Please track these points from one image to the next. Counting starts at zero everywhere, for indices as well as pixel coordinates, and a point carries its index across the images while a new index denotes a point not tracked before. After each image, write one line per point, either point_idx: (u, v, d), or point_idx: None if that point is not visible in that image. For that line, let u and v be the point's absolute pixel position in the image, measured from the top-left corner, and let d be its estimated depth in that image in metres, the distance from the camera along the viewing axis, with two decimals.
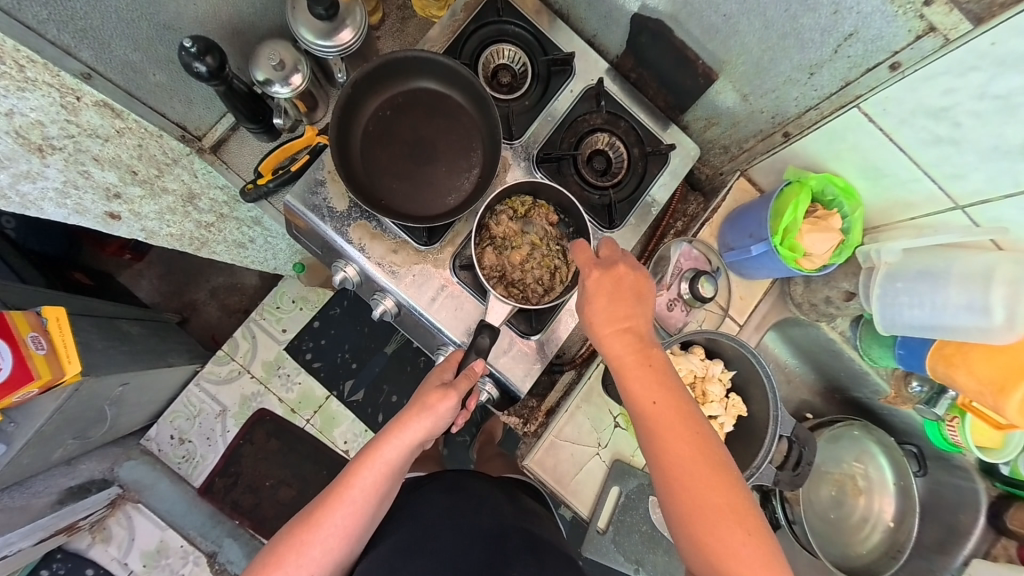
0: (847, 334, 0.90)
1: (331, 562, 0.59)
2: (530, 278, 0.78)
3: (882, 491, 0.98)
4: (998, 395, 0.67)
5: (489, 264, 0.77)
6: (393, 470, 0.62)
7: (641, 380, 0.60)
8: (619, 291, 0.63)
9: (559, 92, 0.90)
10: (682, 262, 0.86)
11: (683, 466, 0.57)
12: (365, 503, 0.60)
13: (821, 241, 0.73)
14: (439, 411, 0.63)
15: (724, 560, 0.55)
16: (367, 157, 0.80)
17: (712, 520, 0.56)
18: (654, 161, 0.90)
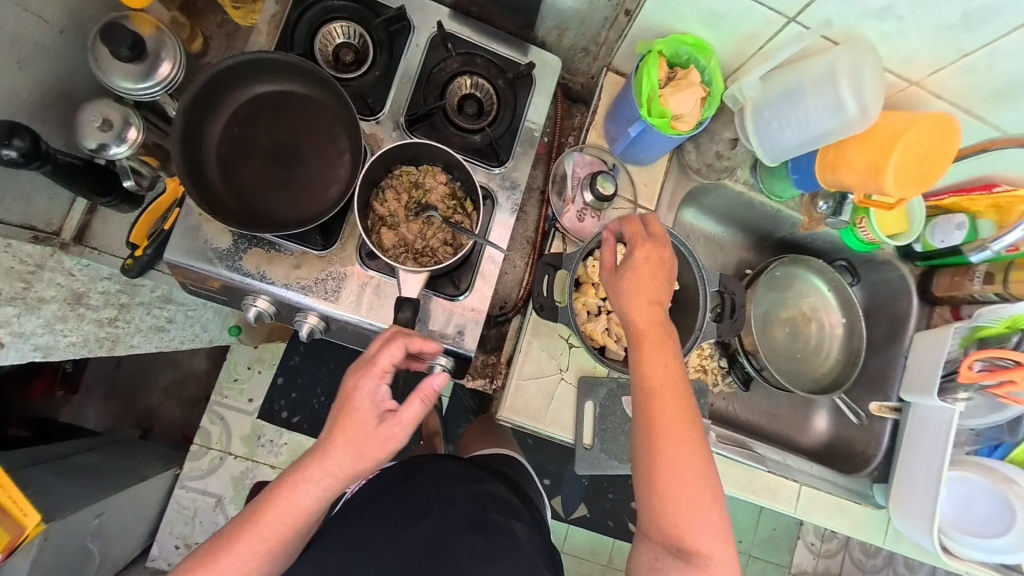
0: (751, 182, 0.96)
1: None
2: (435, 239, 0.77)
3: (828, 310, 1.08)
4: (876, 176, 0.72)
5: (391, 243, 0.75)
6: (312, 506, 0.64)
7: (656, 364, 0.65)
8: (657, 267, 0.69)
9: (405, 51, 0.86)
10: (578, 172, 0.90)
11: (665, 404, 0.64)
12: (277, 538, 0.64)
13: (683, 101, 0.76)
14: (365, 451, 0.64)
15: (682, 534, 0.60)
16: (232, 180, 0.74)
17: (673, 470, 0.61)
18: (522, 86, 0.89)
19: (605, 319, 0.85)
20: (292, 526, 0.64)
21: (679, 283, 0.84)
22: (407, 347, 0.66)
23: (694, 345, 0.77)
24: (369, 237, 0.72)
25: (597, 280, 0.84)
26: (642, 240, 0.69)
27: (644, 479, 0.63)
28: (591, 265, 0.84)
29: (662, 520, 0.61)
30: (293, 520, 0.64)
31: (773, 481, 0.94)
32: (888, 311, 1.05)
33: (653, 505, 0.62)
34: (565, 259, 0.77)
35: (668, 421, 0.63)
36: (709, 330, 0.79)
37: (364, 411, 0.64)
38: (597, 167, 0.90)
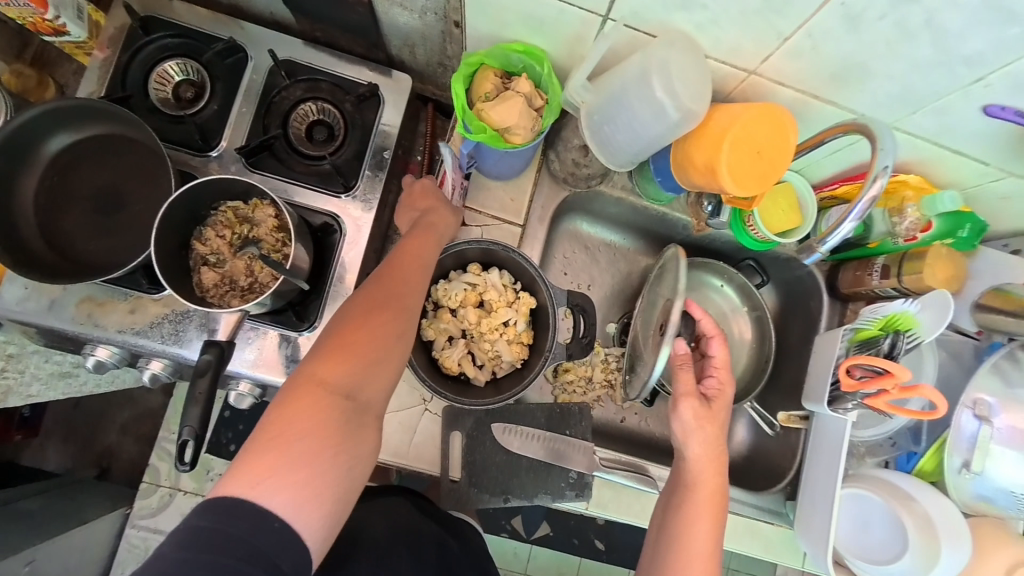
0: (629, 186, 0.91)
1: (339, 409, 0.55)
2: (264, 277, 0.74)
3: (736, 316, 1.01)
4: (699, 176, 0.68)
5: (213, 282, 0.72)
6: (384, 330, 0.59)
7: (705, 533, 0.71)
8: (715, 436, 0.75)
9: (243, 83, 0.84)
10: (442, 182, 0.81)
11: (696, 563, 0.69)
12: (382, 342, 0.59)
13: (504, 108, 0.70)
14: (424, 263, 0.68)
15: None
16: (53, 231, 0.73)
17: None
18: (369, 107, 0.87)
19: (462, 344, 0.80)
20: (361, 365, 0.57)
21: (537, 300, 0.79)
22: (207, 392, 0.62)
23: (546, 366, 0.74)
24: (182, 278, 0.70)
25: (447, 303, 0.79)
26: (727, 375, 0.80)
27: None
28: (442, 288, 0.79)
29: None
30: (370, 344, 0.58)
31: None
32: (800, 310, 0.97)
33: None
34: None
35: (709, 524, 0.71)
36: (558, 351, 0.75)
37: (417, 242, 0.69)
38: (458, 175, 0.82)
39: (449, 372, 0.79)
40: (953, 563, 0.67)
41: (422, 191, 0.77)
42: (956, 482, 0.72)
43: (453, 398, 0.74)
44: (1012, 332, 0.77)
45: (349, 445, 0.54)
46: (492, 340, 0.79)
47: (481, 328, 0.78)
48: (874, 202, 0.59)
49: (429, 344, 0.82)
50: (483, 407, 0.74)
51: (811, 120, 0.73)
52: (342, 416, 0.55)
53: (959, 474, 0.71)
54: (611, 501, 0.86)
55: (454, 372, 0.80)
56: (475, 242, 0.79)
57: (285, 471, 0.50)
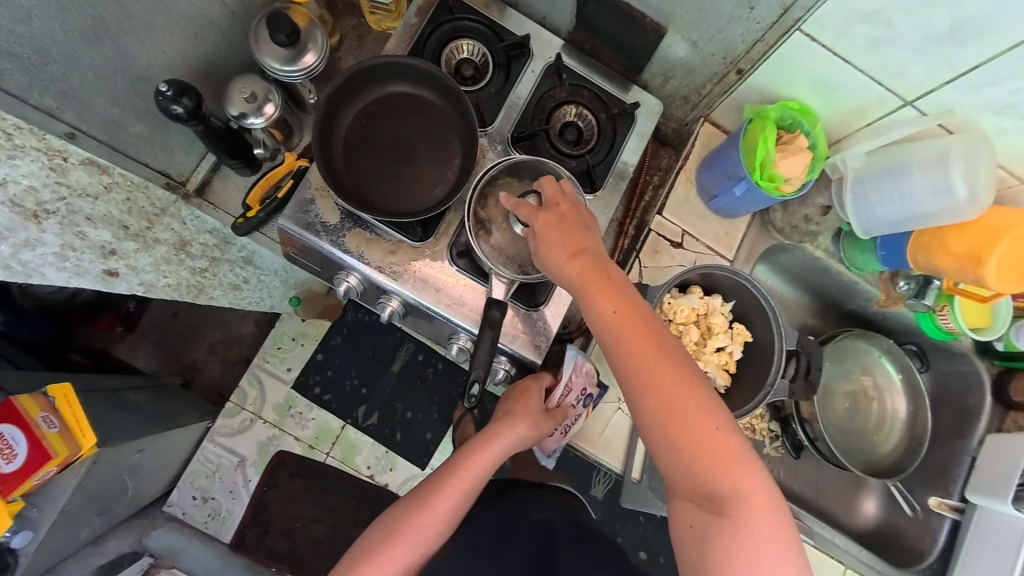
0: (831, 249, 0.97)
1: (437, 537, 0.78)
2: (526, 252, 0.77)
3: (892, 391, 1.05)
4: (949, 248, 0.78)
5: (488, 247, 0.78)
6: (449, 514, 0.79)
7: (617, 328, 0.63)
8: (596, 270, 0.66)
9: (521, 75, 0.93)
10: (573, 379, 0.88)
11: (646, 369, 0.61)
12: (472, 478, 0.80)
13: (797, 163, 0.78)
14: (536, 426, 0.84)
15: (700, 468, 0.59)
16: (351, 165, 0.81)
17: (683, 422, 0.60)
18: (622, 122, 0.95)
19: None
20: (440, 496, 0.79)
21: (752, 335, 0.86)
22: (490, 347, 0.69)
23: (762, 400, 0.78)
24: (472, 240, 0.75)
25: (672, 316, 0.84)
26: (578, 269, 0.66)
27: (682, 467, 0.60)
28: (670, 302, 0.84)
29: (675, 451, 0.60)
30: (467, 470, 0.80)
31: None
32: (956, 403, 1.02)
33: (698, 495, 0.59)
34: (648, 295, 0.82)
35: (635, 344, 0.63)
36: (780, 387, 0.79)
37: (488, 445, 0.82)
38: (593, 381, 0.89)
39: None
40: None
41: (528, 388, 0.87)
42: None
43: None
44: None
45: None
46: (703, 360, 0.85)
47: (700, 346, 0.85)
48: None
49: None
50: None
51: None
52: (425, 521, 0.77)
53: None
54: None
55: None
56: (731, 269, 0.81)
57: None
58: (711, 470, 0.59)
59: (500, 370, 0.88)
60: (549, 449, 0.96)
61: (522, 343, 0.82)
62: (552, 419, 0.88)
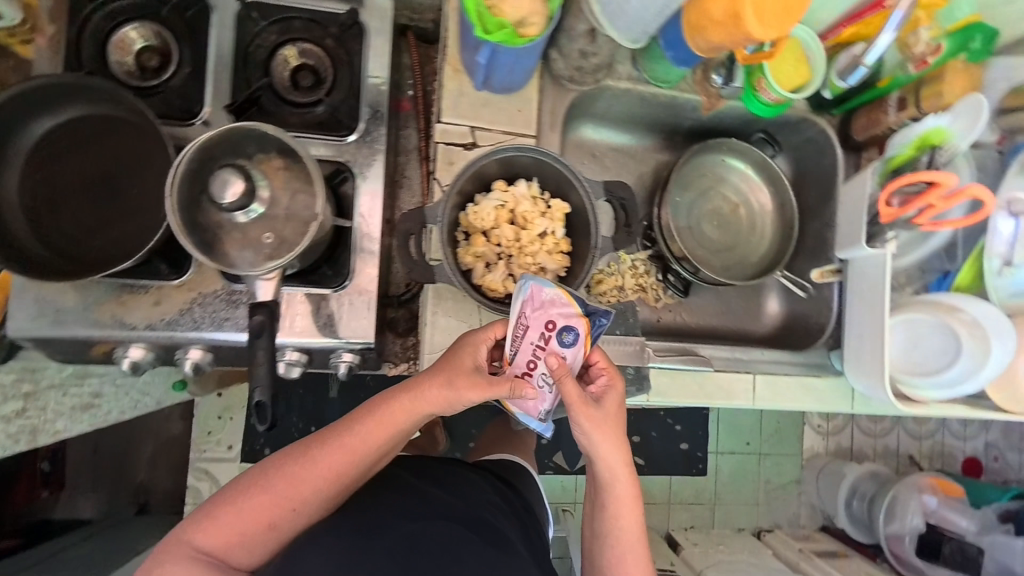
0: (634, 75, 0.89)
1: (322, 496, 0.67)
2: (259, 234, 0.62)
3: (750, 190, 1.03)
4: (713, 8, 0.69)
5: (236, 250, 0.62)
6: (335, 473, 0.67)
7: (611, 454, 0.72)
8: (615, 431, 0.72)
9: (210, 34, 0.76)
10: (529, 313, 0.71)
11: (615, 465, 0.72)
12: (371, 442, 0.68)
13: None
14: (455, 388, 0.68)
15: (615, 528, 0.75)
16: (47, 232, 0.67)
17: (624, 510, 0.74)
18: (353, 39, 0.80)
19: (503, 265, 0.78)
20: (326, 454, 0.67)
21: (569, 204, 0.79)
22: (268, 354, 0.61)
23: (593, 265, 0.74)
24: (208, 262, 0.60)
25: (483, 225, 0.77)
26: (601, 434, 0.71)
27: (606, 521, 0.75)
28: (472, 211, 0.77)
29: (612, 530, 0.75)
30: (371, 432, 0.68)
31: (728, 381, 0.91)
32: (814, 172, 0.99)
33: (607, 543, 0.75)
34: (428, 213, 0.68)
35: (616, 457, 0.72)
36: (605, 245, 0.74)
37: (394, 403, 0.69)
38: (561, 307, 0.70)
39: (496, 294, 0.78)
40: (1000, 357, 0.73)
41: (474, 340, 0.72)
42: (995, 284, 0.74)
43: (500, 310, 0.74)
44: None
45: (268, 554, 0.67)
46: (532, 254, 0.78)
47: (522, 242, 0.78)
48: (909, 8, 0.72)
49: (468, 273, 0.80)
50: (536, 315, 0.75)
51: None
52: (296, 475, 0.66)
53: (999, 273, 0.74)
54: (671, 386, 0.90)
55: (501, 294, 0.78)
56: (507, 146, 0.73)
57: (195, 543, 0.63)
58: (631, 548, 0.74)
59: (343, 365, 0.79)
60: (537, 408, 0.73)
61: (351, 327, 0.77)
62: (506, 380, 0.70)
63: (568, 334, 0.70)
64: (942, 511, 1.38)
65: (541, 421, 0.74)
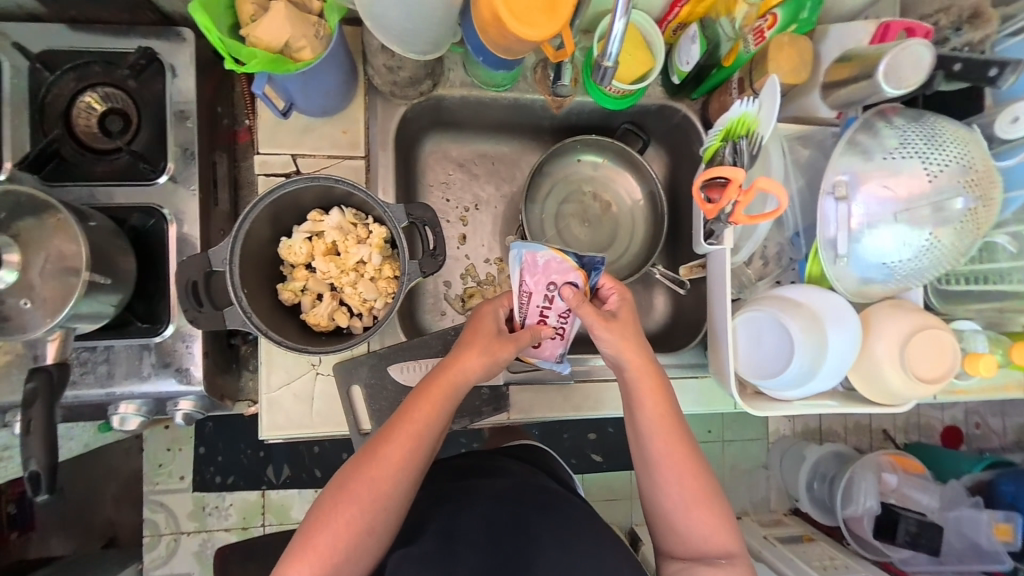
0: (469, 81, 0.87)
1: (405, 480, 0.66)
2: (15, 300, 0.59)
3: (616, 182, 1.00)
4: (495, 33, 0.64)
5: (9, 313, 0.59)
6: (410, 456, 0.66)
7: (657, 406, 0.71)
8: (651, 364, 0.72)
9: (2, 90, 0.75)
10: (528, 281, 0.74)
11: (660, 418, 0.71)
12: (430, 418, 0.68)
13: (279, 25, 0.63)
14: (491, 353, 0.71)
15: (693, 491, 0.69)
16: None
17: (689, 466, 0.70)
18: (155, 77, 0.79)
19: (329, 298, 0.76)
20: (392, 444, 0.67)
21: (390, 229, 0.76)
22: (43, 418, 0.58)
23: (400, 292, 0.70)
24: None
25: (297, 262, 0.75)
26: (637, 363, 0.71)
27: (653, 467, 0.71)
28: (285, 246, 0.74)
29: (688, 505, 0.69)
30: (430, 409, 0.69)
31: (594, 389, 0.90)
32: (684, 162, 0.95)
33: (661, 492, 0.70)
34: (214, 255, 0.66)
35: (658, 407, 0.71)
36: (411, 271, 0.71)
37: (444, 373, 0.70)
38: (555, 266, 0.73)
39: (322, 329, 0.76)
40: (844, 345, 0.68)
41: (484, 313, 0.76)
42: (836, 272, 0.70)
43: (307, 348, 0.69)
44: (863, 101, 0.75)
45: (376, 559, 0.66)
46: (354, 284, 0.76)
47: (339, 273, 0.75)
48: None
49: (297, 308, 0.78)
50: (346, 348, 0.70)
51: None
52: (374, 474, 0.65)
53: (835, 262, 0.69)
54: (535, 401, 0.88)
55: (329, 328, 0.77)
56: (297, 181, 0.69)
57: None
58: (698, 521, 0.69)
59: (180, 413, 0.77)
60: (554, 353, 0.80)
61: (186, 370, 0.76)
62: (526, 332, 0.74)
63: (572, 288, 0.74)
64: (903, 488, 1.18)
65: (559, 365, 0.81)
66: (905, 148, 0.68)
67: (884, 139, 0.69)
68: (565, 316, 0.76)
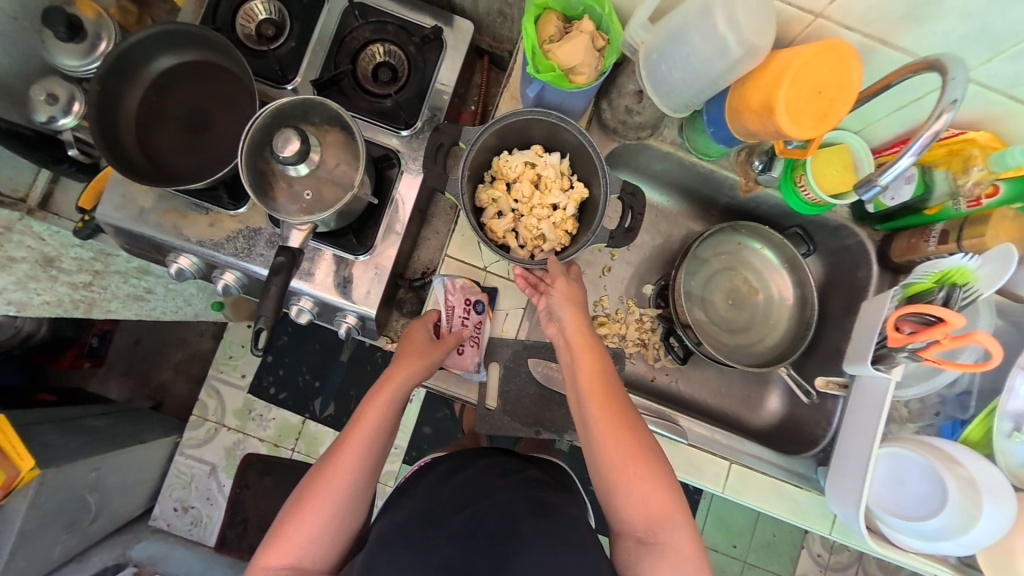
0: (677, 142, 0.93)
1: (363, 469, 0.72)
2: (300, 188, 0.72)
3: (774, 274, 1.02)
4: (754, 118, 0.70)
5: (286, 196, 0.72)
6: (369, 452, 0.72)
7: (587, 367, 0.74)
8: (585, 329, 0.77)
9: (319, 20, 0.90)
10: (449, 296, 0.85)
11: (586, 376, 0.74)
12: (377, 423, 0.74)
13: (573, 51, 0.73)
14: (427, 356, 0.80)
15: (621, 467, 0.70)
16: (150, 144, 0.81)
17: (617, 434, 0.71)
18: (431, 51, 0.91)
19: (512, 217, 0.84)
20: (369, 423, 0.74)
21: (590, 194, 0.84)
22: (279, 290, 0.68)
23: (585, 245, 0.78)
24: (260, 204, 0.70)
25: (506, 173, 0.83)
26: (573, 316, 0.77)
27: (593, 433, 0.72)
28: (505, 159, 0.83)
29: (617, 478, 0.70)
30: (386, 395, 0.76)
31: (701, 458, 0.88)
32: (847, 282, 0.96)
33: (600, 457, 0.71)
34: (465, 135, 0.77)
35: (586, 370, 0.74)
36: (600, 235, 0.78)
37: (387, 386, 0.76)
38: (471, 290, 0.86)
39: (494, 239, 0.84)
40: (992, 523, 0.66)
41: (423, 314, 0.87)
42: (1005, 447, 0.69)
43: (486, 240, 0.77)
44: None
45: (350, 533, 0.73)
46: (539, 219, 0.83)
47: (533, 203, 0.83)
48: (932, 139, 0.59)
49: (479, 211, 0.86)
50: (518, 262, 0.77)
51: (869, 66, 0.73)
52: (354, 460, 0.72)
53: (1008, 436, 0.68)
54: None
55: (498, 240, 0.84)
56: (548, 114, 0.79)
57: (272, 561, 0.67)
58: (631, 495, 0.69)
59: (344, 326, 0.88)
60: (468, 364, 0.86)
61: (363, 293, 0.85)
62: (452, 337, 0.83)
63: (477, 309, 0.86)
64: None
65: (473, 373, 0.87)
66: None
67: None
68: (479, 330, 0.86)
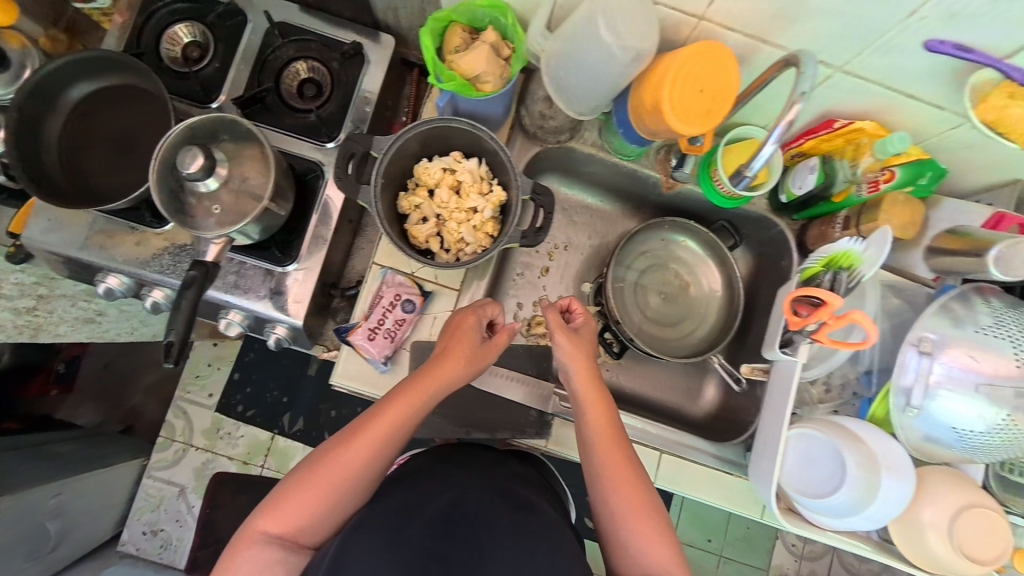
0: (599, 144, 0.96)
1: (368, 471, 0.68)
2: (209, 203, 0.74)
3: (702, 267, 1.05)
4: (649, 117, 0.73)
5: (201, 210, 0.74)
6: (375, 456, 0.68)
7: (600, 422, 0.75)
8: (597, 381, 0.78)
9: (242, 41, 0.92)
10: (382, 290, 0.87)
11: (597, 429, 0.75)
12: (387, 435, 0.69)
13: (476, 60, 0.75)
14: (473, 361, 0.76)
15: (635, 520, 0.70)
16: (74, 167, 0.82)
17: (627, 486, 0.72)
18: (354, 66, 0.94)
19: (434, 222, 0.86)
20: (383, 429, 0.68)
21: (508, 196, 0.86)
22: (191, 303, 0.70)
23: (497, 247, 0.79)
24: (174, 221, 0.72)
25: (426, 180, 0.86)
26: (585, 369, 0.78)
27: (605, 491, 0.72)
28: (423, 165, 0.85)
29: (625, 526, 0.70)
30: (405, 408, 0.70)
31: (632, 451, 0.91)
32: (774, 272, 0.98)
33: (609, 511, 0.72)
34: (376, 143, 0.79)
35: (598, 420, 0.76)
36: (513, 235, 0.80)
37: (435, 377, 0.72)
38: (408, 289, 0.87)
39: (416, 243, 0.87)
40: (894, 495, 0.68)
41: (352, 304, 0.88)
42: (902, 421, 0.71)
43: (403, 247, 0.79)
44: (960, 274, 0.77)
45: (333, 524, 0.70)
46: (459, 223, 0.86)
47: (451, 208, 0.85)
48: (790, 127, 0.63)
49: (403, 217, 0.88)
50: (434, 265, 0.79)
51: (761, 64, 0.76)
52: (351, 461, 0.67)
53: (904, 411, 0.71)
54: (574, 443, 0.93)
55: (421, 245, 0.87)
56: (460, 121, 0.81)
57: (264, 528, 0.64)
58: (637, 546, 0.69)
59: (274, 337, 0.90)
60: (378, 354, 0.85)
61: (294, 304, 0.87)
62: (506, 333, 0.80)
63: (409, 305, 0.87)
64: None
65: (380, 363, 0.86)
66: (998, 328, 0.69)
67: (978, 316, 0.70)
68: (401, 325, 0.86)
